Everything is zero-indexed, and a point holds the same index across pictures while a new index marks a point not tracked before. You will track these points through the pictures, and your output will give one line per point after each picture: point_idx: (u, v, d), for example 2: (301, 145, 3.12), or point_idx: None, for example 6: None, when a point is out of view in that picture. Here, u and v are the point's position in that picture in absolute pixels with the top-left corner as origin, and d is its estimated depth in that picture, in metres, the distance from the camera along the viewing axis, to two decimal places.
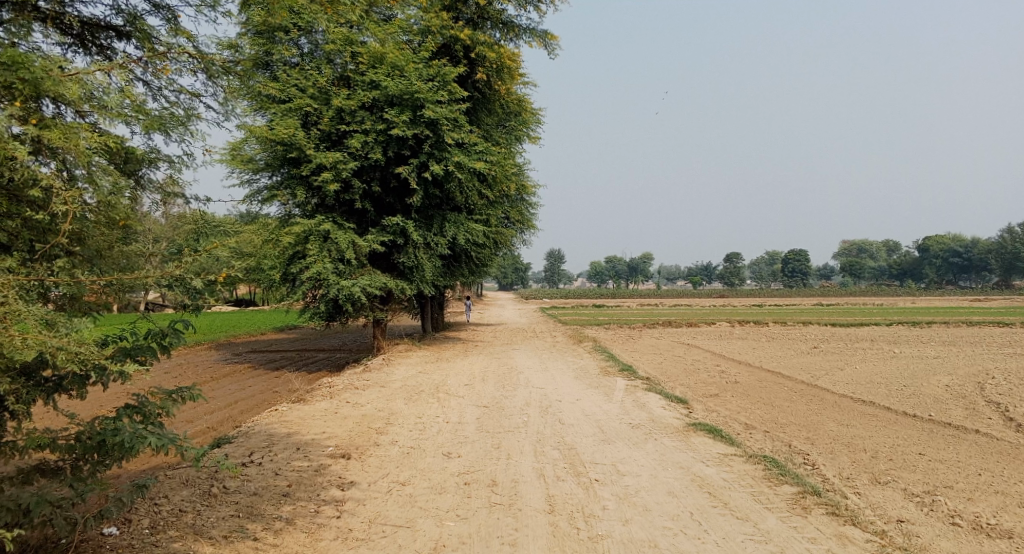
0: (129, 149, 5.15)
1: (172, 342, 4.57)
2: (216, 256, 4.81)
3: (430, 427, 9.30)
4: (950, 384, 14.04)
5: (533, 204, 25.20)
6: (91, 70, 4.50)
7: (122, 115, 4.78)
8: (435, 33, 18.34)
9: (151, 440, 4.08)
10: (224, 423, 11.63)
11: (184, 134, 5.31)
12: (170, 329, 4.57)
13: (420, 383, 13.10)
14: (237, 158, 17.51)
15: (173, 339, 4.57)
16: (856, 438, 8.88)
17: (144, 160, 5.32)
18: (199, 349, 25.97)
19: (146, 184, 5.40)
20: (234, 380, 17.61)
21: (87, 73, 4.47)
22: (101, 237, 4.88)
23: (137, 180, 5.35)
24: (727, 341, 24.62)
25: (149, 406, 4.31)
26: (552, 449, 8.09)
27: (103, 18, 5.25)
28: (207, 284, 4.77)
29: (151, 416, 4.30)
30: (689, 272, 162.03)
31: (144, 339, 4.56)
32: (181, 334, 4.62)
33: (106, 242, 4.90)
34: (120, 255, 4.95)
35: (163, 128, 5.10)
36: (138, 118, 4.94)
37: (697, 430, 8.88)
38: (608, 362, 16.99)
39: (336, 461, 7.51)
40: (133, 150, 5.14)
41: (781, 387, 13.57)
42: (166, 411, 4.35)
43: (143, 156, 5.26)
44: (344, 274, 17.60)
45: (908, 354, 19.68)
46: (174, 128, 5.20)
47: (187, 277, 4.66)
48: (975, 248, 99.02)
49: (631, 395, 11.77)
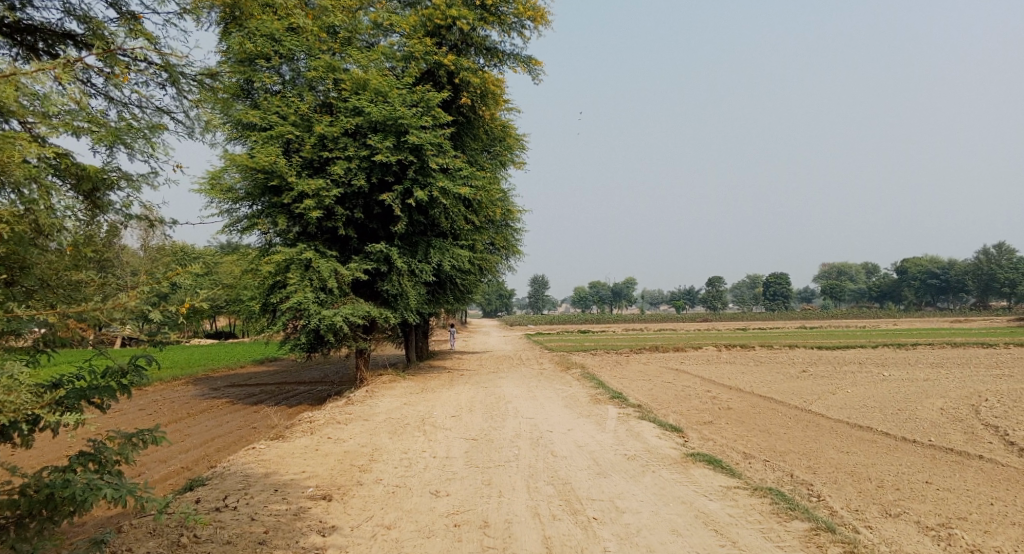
0: (82, 166, 4.78)
1: (132, 380, 4.19)
2: (179, 284, 4.61)
3: (416, 463, 8.86)
4: (945, 407, 13.85)
5: (518, 230, 24.98)
6: (27, 70, 4.16)
7: (68, 125, 4.43)
8: (418, 59, 18.17)
9: (106, 491, 3.75)
10: (199, 463, 11.11)
11: (147, 149, 4.95)
12: (130, 366, 4.17)
13: (405, 415, 12.63)
14: (216, 187, 17.12)
15: (134, 377, 4.18)
16: (859, 466, 8.59)
17: (103, 181, 4.96)
18: (176, 384, 25.15)
19: (105, 207, 5.03)
20: (212, 415, 16.99)
21: (24, 74, 4.13)
22: (47, 264, 4.56)
23: (93, 202, 4.98)
24: (715, 366, 24.35)
25: (104, 453, 3.95)
26: (546, 485, 7.69)
27: (56, 25, 4.91)
28: (167, 315, 4.47)
29: (107, 464, 3.95)
30: (673, 296, 162.78)
31: (102, 378, 4.16)
32: (142, 372, 4.23)
33: (53, 270, 4.58)
34: (69, 284, 4.67)
35: (125, 144, 4.76)
36: (92, 129, 4.58)
37: (696, 460, 8.53)
38: (597, 389, 16.63)
39: (316, 503, 7.05)
40: (86, 167, 4.77)
41: (775, 413, 13.29)
42: (124, 456, 4.00)
43: (100, 174, 4.89)
44: (326, 303, 17.18)
45: (898, 376, 19.54)
46: (133, 142, 4.82)
47: (144, 308, 4.34)
48: (952, 271, 100.60)
49: (624, 423, 11.41)
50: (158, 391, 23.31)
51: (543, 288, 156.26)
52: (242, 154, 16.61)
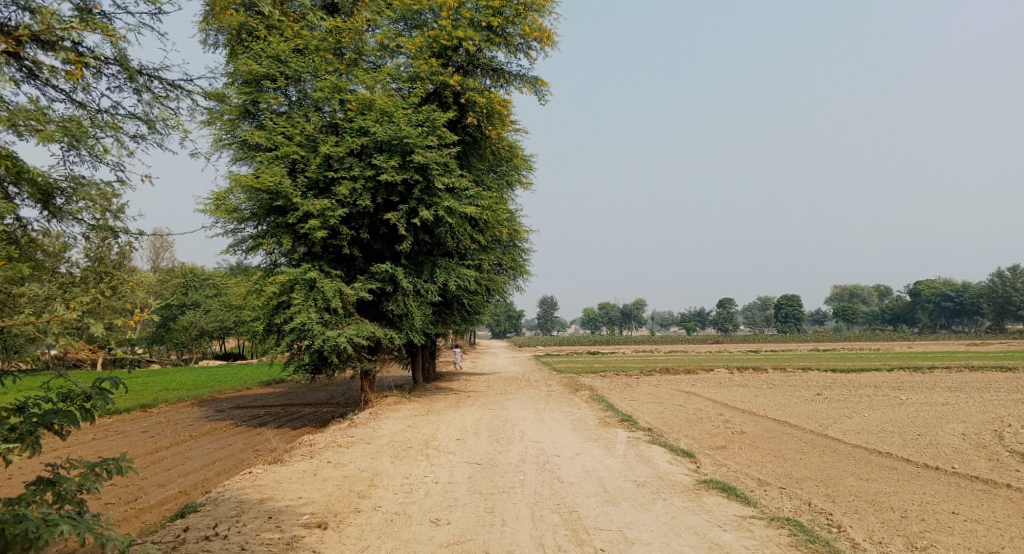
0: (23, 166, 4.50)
1: (96, 405, 3.99)
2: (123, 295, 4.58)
3: (417, 489, 8.54)
4: (967, 432, 13.36)
5: (525, 250, 24.77)
6: None
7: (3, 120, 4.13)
8: (424, 79, 18.16)
9: (63, 528, 3.55)
10: (196, 488, 10.86)
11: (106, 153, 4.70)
12: (95, 390, 3.99)
13: (408, 439, 12.30)
14: (221, 208, 17.06)
15: (97, 402, 3.98)
16: (881, 494, 8.19)
17: (52, 186, 4.73)
18: (181, 406, 24.93)
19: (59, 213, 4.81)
20: (214, 438, 16.75)
21: None
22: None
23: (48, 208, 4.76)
24: (727, 389, 23.86)
25: (63, 485, 3.80)
26: (551, 513, 7.37)
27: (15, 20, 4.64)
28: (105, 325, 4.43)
29: (66, 496, 3.77)
30: (683, 318, 161.70)
31: (64, 403, 3.97)
32: (108, 396, 4.03)
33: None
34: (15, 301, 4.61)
35: (81, 145, 4.54)
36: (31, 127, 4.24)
37: (709, 487, 8.18)
38: (606, 412, 16.24)
39: (311, 531, 6.76)
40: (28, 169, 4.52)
41: (790, 438, 12.85)
42: (85, 489, 3.83)
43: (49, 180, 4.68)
44: (330, 323, 17.00)
45: (916, 400, 19.03)
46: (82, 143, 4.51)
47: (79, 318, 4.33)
48: (966, 293, 99.38)
49: (633, 448, 11.06)
50: (163, 413, 23.09)
51: (552, 310, 155.70)
52: (248, 175, 16.60)
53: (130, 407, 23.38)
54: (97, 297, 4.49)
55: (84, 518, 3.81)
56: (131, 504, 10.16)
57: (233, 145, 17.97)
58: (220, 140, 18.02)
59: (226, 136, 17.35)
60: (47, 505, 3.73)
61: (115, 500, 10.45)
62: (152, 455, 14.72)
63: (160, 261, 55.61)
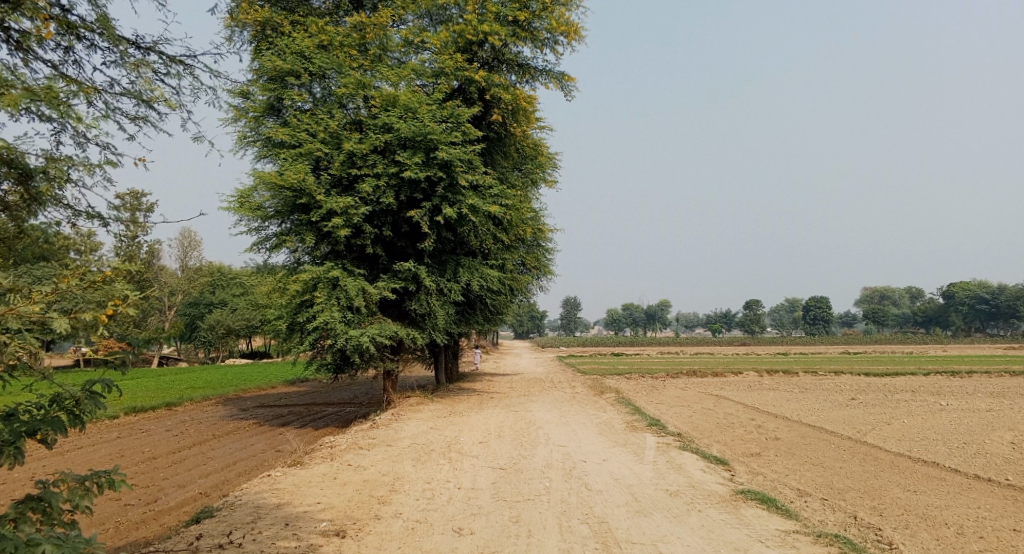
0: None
1: (85, 408, 3.93)
2: (104, 286, 4.09)
3: (439, 495, 8.25)
4: (1016, 441, 12.66)
5: (550, 250, 24.38)
6: None
7: None
8: (448, 75, 17.88)
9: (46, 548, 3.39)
10: (216, 490, 10.69)
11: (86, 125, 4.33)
12: (84, 393, 3.93)
13: (431, 441, 12.02)
14: (246, 206, 16.97)
15: (87, 405, 3.92)
16: (932, 508, 7.66)
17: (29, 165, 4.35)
18: (206, 404, 25.02)
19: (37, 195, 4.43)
20: (236, 437, 16.69)
21: None
22: None
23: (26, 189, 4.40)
24: (756, 392, 23.20)
25: (50, 502, 3.69)
26: (579, 524, 7.00)
27: None
28: (83, 324, 3.95)
29: (54, 512, 3.69)
30: (708, 320, 159.78)
31: (51, 409, 3.91)
32: (97, 399, 3.97)
33: None
34: None
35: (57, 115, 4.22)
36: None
37: (747, 499, 7.74)
38: (633, 415, 15.79)
39: (329, 540, 6.50)
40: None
41: (827, 445, 12.29)
42: (73, 504, 3.76)
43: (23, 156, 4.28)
44: (352, 323, 16.81)
45: (957, 406, 18.24)
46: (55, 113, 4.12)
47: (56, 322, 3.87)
48: (1002, 295, 96.49)
49: (663, 454, 10.63)
50: (188, 411, 23.18)
51: (576, 310, 154.90)
52: (271, 172, 16.50)
53: (156, 405, 23.52)
54: (74, 293, 4.00)
55: (70, 537, 3.61)
56: (150, 506, 10.06)
57: (258, 143, 17.97)
58: (245, 139, 18.05)
59: (251, 134, 17.37)
60: (32, 522, 3.60)
61: (136, 502, 10.37)
62: (175, 455, 14.66)
63: (188, 259, 56.38)
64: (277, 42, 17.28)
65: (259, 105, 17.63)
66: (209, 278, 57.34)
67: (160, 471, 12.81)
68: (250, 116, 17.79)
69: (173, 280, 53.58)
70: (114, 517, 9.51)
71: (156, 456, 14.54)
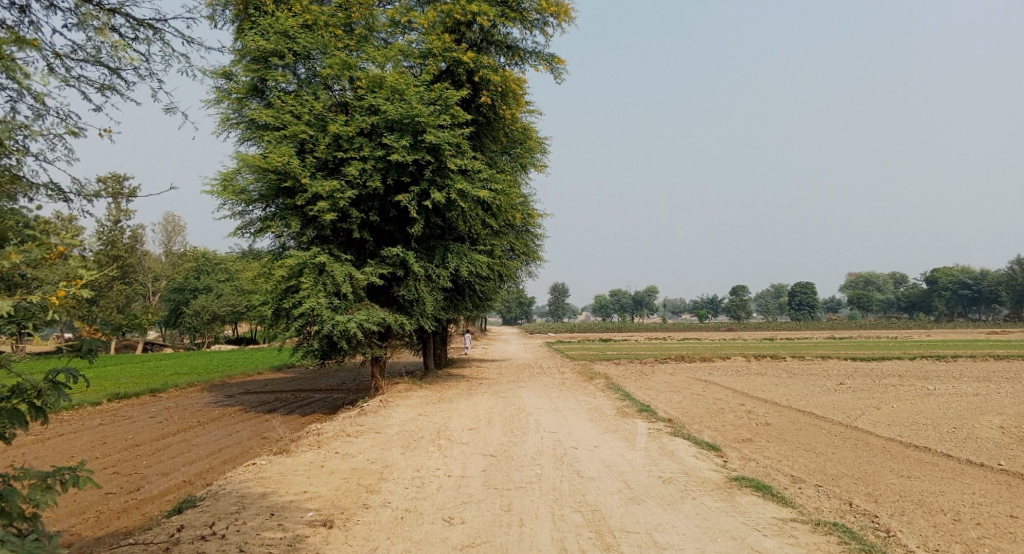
0: None
1: (46, 399, 3.90)
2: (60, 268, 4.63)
3: (428, 483, 8.08)
4: (1005, 426, 12.68)
5: (539, 235, 24.16)
6: None
7: None
8: (437, 55, 17.50)
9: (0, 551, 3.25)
10: (200, 478, 10.47)
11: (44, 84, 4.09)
12: (47, 385, 3.91)
13: (420, 428, 11.83)
14: (229, 189, 16.58)
15: (48, 396, 3.89)
16: (927, 494, 7.59)
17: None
18: (191, 391, 24.67)
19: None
20: (221, 424, 16.42)
21: None
22: None
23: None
24: (745, 378, 23.21)
25: (9, 500, 3.67)
26: (572, 513, 6.86)
27: None
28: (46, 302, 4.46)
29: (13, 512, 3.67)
30: (695, 306, 160.61)
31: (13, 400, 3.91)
32: (60, 391, 3.96)
33: None
34: None
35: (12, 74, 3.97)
36: None
37: (742, 486, 7.63)
38: (623, 401, 15.69)
39: (316, 531, 6.31)
40: None
41: (817, 431, 12.25)
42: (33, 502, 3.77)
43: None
44: (339, 309, 16.54)
45: (945, 391, 18.31)
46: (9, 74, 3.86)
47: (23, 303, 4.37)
48: (984, 281, 97.71)
49: (655, 441, 10.51)
50: (172, 398, 22.85)
51: (564, 296, 155.01)
52: (255, 154, 16.12)
53: (139, 391, 23.16)
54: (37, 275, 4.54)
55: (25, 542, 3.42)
56: (132, 494, 9.83)
57: (242, 125, 17.54)
58: (228, 120, 17.60)
59: (234, 115, 16.94)
60: None
61: (117, 490, 10.12)
62: (158, 442, 14.38)
63: (172, 245, 55.65)
64: (260, 21, 16.84)
65: (243, 86, 17.20)
66: (194, 264, 56.65)
67: (143, 459, 12.55)
68: (233, 98, 17.36)
69: (157, 266, 52.85)
70: (94, 507, 9.26)
71: (139, 444, 14.26)
